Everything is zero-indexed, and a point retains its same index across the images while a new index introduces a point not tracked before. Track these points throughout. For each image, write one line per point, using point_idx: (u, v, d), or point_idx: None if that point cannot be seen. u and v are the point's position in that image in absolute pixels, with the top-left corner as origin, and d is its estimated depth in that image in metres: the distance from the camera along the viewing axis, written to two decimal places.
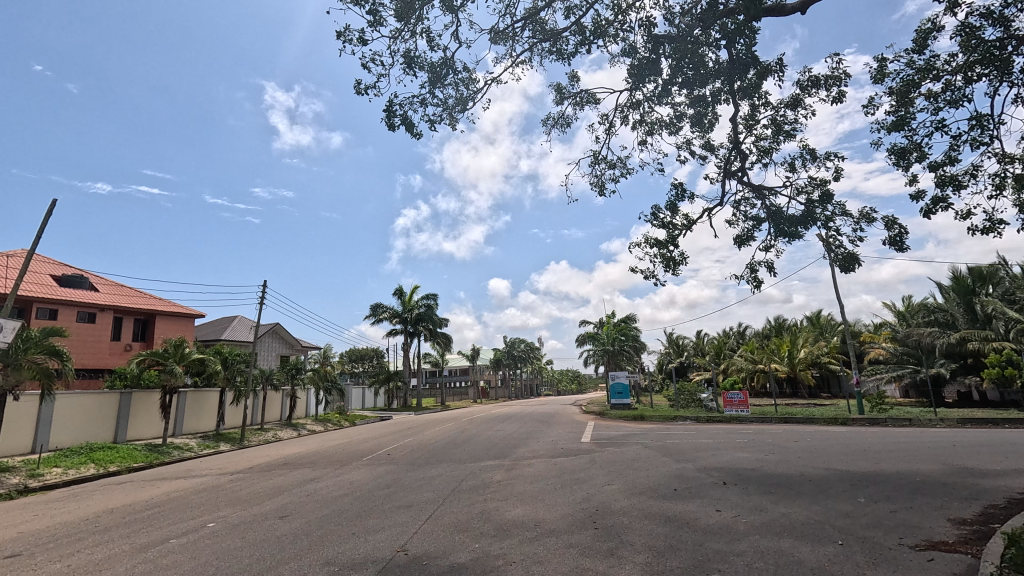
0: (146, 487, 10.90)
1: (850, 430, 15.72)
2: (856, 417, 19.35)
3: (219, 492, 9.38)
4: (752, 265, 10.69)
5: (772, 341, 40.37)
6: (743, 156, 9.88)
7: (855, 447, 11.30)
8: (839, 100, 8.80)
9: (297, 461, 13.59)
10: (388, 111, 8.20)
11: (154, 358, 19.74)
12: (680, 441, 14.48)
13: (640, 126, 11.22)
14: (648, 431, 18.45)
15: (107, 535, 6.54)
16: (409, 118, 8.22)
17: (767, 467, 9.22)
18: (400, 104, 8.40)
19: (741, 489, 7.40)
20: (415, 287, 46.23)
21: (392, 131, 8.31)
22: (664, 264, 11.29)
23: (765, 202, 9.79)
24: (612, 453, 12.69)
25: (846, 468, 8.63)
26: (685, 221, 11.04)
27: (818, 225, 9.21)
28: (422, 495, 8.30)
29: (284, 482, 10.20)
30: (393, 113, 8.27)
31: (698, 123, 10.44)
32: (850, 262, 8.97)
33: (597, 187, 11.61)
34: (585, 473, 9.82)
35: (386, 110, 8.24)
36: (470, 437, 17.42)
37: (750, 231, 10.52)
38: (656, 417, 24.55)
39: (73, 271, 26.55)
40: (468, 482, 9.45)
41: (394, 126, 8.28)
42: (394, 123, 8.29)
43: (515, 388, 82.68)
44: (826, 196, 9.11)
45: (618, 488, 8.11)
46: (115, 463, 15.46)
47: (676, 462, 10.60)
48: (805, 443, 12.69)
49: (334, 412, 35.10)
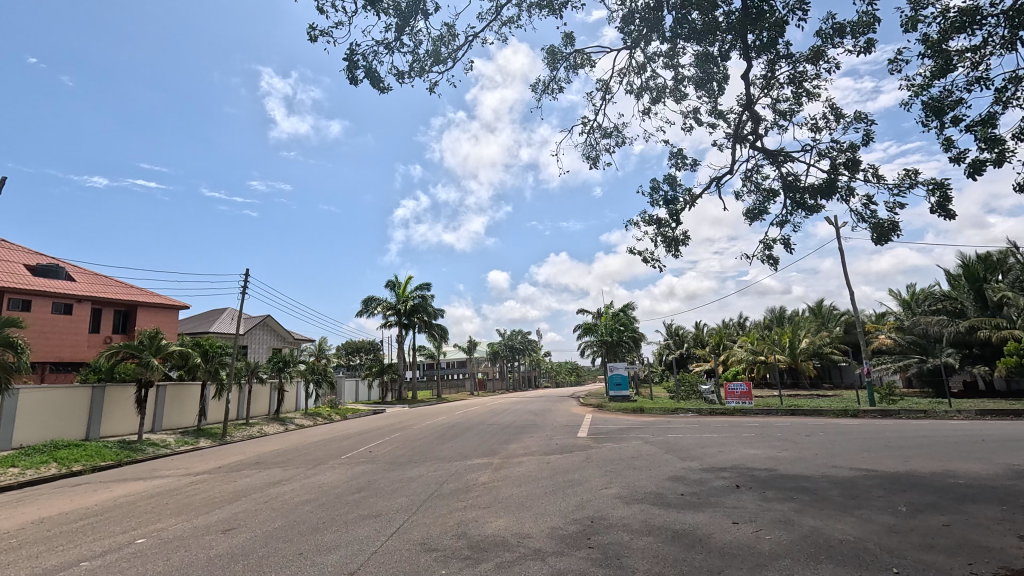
0: (100, 490, 9.95)
1: (863, 423, 14.85)
2: (866, 409, 18.45)
3: (172, 498, 8.42)
4: (766, 242, 9.74)
5: (774, 332, 39.45)
6: (756, 118, 8.96)
7: (876, 443, 10.36)
8: (866, 51, 7.85)
9: (271, 459, 12.61)
10: (349, 60, 7.17)
11: (128, 350, 18.61)
12: (682, 436, 13.57)
13: (642, 91, 10.15)
14: (648, 425, 17.52)
15: (14, 555, 5.54)
16: (373, 69, 7.20)
17: (783, 466, 8.30)
18: (363, 53, 7.40)
19: (760, 495, 6.47)
20: (409, 278, 45.16)
21: (354, 86, 7.27)
22: (666, 245, 10.28)
23: (781, 170, 8.89)
24: (610, 450, 11.74)
25: (873, 468, 7.71)
26: (688, 197, 10.03)
27: (842, 194, 8.45)
28: (394, 502, 7.35)
29: (249, 485, 9.25)
30: (354, 64, 7.23)
31: (704, 87, 9.45)
32: (886, 232, 8.24)
33: (592, 160, 10.69)
34: (580, 474, 8.91)
35: (348, 60, 7.22)
36: (459, 432, 16.48)
37: (762, 205, 9.52)
38: (657, 409, 23.67)
39: (48, 260, 25.48)
40: (450, 485, 8.50)
41: (356, 78, 7.26)
42: (355, 76, 7.27)
43: (513, 379, 81.84)
44: (853, 163, 8.39)
45: (617, 493, 7.18)
46: (80, 462, 14.51)
47: (682, 460, 9.66)
48: (819, 437, 11.74)
49: (325, 406, 34.15)
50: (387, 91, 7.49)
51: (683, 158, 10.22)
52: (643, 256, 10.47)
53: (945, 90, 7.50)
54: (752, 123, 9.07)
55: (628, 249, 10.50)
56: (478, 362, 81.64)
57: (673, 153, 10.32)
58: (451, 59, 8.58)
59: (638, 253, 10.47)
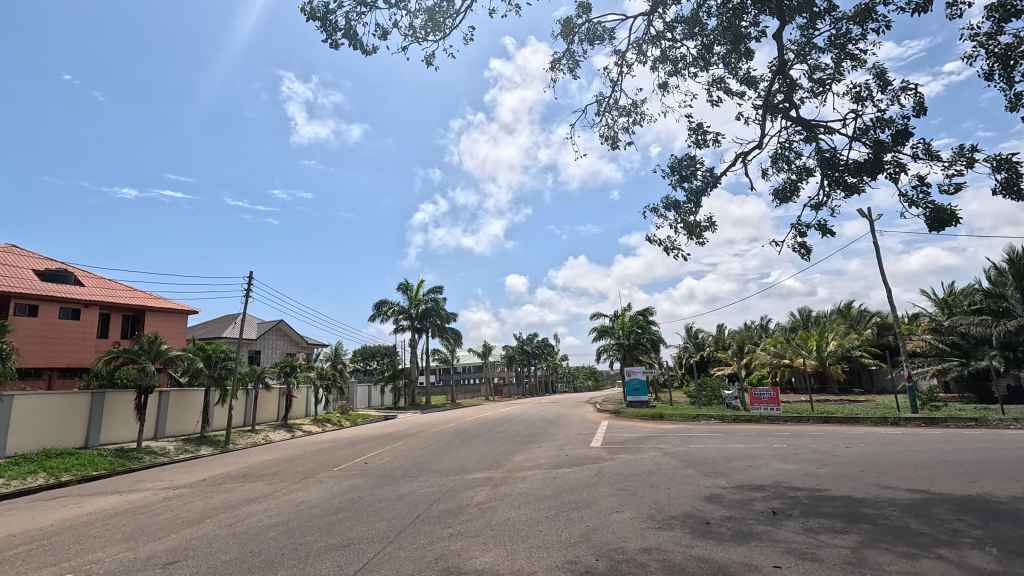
0: (70, 505, 9.21)
1: (906, 432, 13.51)
2: (908, 416, 16.96)
3: (136, 517, 7.58)
4: (800, 228, 8.59)
5: (799, 334, 37.66)
6: (791, 86, 7.91)
7: (931, 457, 9.08)
8: (922, 9, 6.71)
9: (260, 470, 11.79)
10: (329, 24, 7.20)
11: (127, 356, 18.03)
12: (705, 447, 12.38)
13: (660, 64, 9.11)
14: (667, 433, 16.32)
15: None
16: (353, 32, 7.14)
17: (827, 486, 7.15)
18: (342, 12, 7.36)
19: (807, 524, 5.35)
20: (421, 282, 44.55)
21: (336, 50, 7.28)
22: (687, 232, 9.23)
23: (817, 145, 7.85)
24: (626, 463, 10.60)
25: (939, 491, 6.52)
26: (708, 174, 8.93)
27: (890, 170, 7.27)
28: (373, 526, 6.41)
29: (224, 502, 8.39)
30: (334, 26, 7.23)
31: (732, 53, 8.39)
32: (942, 219, 7.03)
33: (609, 142, 9.83)
34: (589, 493, 7.82)
35: (326, 23, 7.26)
36: (465, 440, 15.54)
37: (794, 183, 8.42)
38: (676, 416, 22.39)
39: (56, 265, 25.36)
40: (440, 505, 7.51)
41: (338, 44, 7.27)
42: (337, 41, 7.26)
43: (530, 384, 80.58)
44: (903, 134, 7.20)
45: (634, 517, 6.09)
46: (70, 472, 13.97)
47: (707, 477, 8.49)
48: (862, 450, 10.45)
49: (336, 412, 33.59)
50: (369, 52, 7.39)
51: (705, 135, 9.20)
52: (664, 245, 9.49)
53: (1017, 38, 6.30)
54: (785, 91, 8.04)
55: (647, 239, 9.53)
56: (493, 366, 80.72)
57: (693, 130, 9.29)
58: (446, 28, 8.04)
59: (656, 242, 9.49)
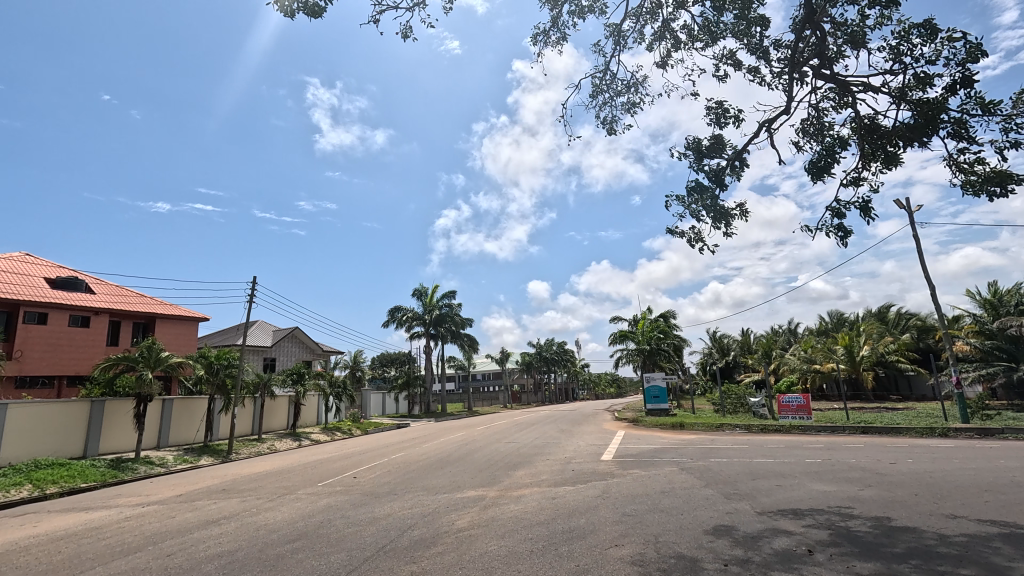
0: (28, 523, 8.54)
1: (958, 446, 11.96)
2: (958, 428, 15.25)
3: (75, 542, 6.76)
4: (836, 207, 7.42)
5: (829, 338, 35.52)
6: (818, 42, 6.74)
7: (996, 478, 7.69)
8: None
9: (243, 485, 10.95)
10: None
11: (126, 363, 17.60)
12: (728, 462, 11.10)
13: (659, 40, 8.08)
14: (686, 445, 15.02)
15: None
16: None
17: (871, 513, 5.93)
18: None
19: (846, 572, 4.19)
20: (435, 287, 43.78)
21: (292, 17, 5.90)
22: (714, 221, 8.08)
23: (854, 110, 6.68)
24: (636, 480, 9.45)
25: (1013, 524, 5.25)
26: (733, 153, 7.84)
27: (947, 130, 6.06)
28: (323, 562, 5.40)
29: (179, 524, 7.53)
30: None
31: (742, 14, 7.31)
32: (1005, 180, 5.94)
33: (608, 127, 8.75)
34: (587, 519, 6.72)
35: None
36: (469, 453, 14.51)
37: (826, 156, 7.27)
38: (699, 425, 20.97)
39: (68, 273, 25.45)
40: (415, 532, 6.51)
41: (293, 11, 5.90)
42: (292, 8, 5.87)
43: (550, 393, 79.11)
44: (962, 82, 5.98)
45: (632, 555, 4.99)
46: (57, 484, 13.40)
47: (728, 500, 7.28)
48: (910, 467, 9.05)
49: (348, 420, 32.98)
50: (322, 13, 6.09)
51: (722, 111, 8.12)
52: (690, 238, 8.30)
53: None
54: (813, 49, 6.88)
55: (669, 230, 8.29)
56: (512, 373, 79.57)
57: (710, 109, 8.21)
58: None
59: (680, 233, 8.24)
